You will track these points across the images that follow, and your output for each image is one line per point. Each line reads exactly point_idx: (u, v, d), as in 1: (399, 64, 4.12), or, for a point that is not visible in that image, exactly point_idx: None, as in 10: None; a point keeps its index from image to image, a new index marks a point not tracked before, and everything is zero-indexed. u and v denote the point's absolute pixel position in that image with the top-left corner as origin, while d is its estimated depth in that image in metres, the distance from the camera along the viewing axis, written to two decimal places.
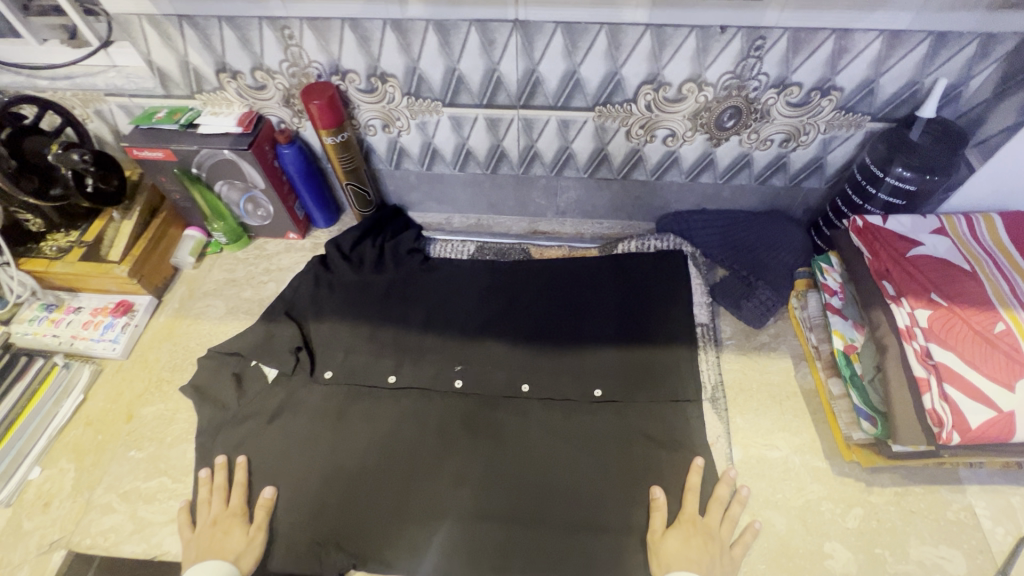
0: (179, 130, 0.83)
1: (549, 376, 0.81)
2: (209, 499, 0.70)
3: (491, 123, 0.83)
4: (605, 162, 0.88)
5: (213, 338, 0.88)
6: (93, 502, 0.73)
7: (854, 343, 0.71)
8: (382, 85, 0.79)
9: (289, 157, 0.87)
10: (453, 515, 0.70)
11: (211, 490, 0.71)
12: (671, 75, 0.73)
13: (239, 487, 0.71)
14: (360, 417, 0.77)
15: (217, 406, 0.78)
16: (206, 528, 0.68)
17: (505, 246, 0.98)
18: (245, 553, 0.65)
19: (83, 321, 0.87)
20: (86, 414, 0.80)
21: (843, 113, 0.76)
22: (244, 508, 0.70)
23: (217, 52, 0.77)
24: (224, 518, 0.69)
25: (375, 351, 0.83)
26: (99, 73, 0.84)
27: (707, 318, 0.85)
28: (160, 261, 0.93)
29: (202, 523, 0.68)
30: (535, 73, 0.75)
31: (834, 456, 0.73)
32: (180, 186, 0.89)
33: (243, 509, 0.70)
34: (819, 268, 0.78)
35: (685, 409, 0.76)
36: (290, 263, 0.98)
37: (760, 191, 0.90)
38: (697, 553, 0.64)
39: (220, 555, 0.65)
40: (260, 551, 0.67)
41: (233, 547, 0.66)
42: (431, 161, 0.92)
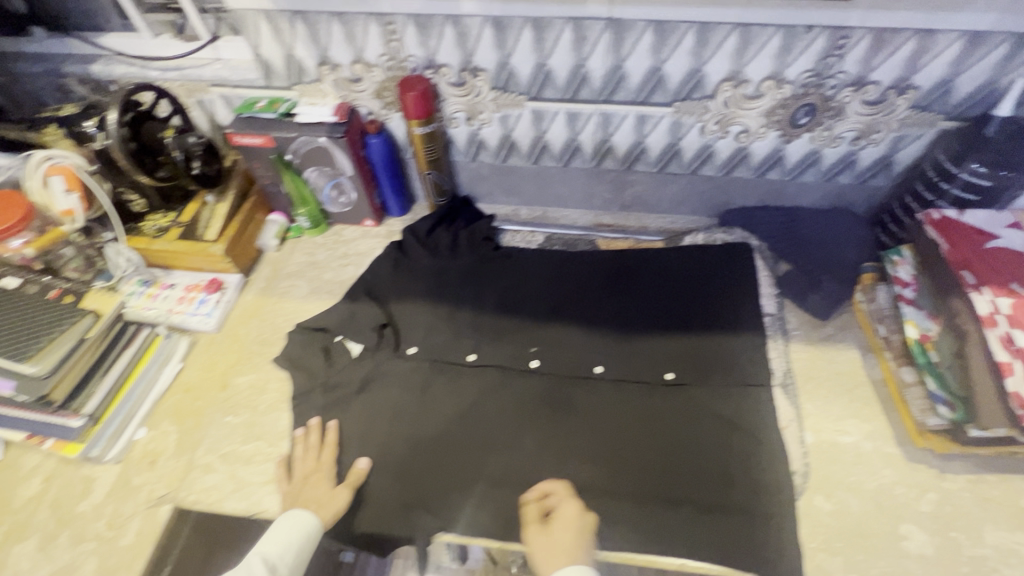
0: (277, 118, 0.88)
1: (622, 359, 0.84)
2: (305, 455, 0.75)
3: (570, 117, 0.87)
4: (676, 157, 0.92)
5: (298, 316, 0.93)
6: (194, 462, 0.77)
7: (929, 332, 0.73)
8: (472, 79, 0.84)
9: (375, 146, 0.92)
10: (533, 485, 0.73)
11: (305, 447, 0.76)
12: (752, 72, 0.77)
13: (330, 447, 0.75)
14: (443, 390, 0.81)
15: (307, 378, 0.83)
16: (299, 480, 0.72)
17: (572, 237, 1.01)
18: (326, 507, 0.69)
19: (177, 296, 0.93)
20: (184, 382, 0.85)
21: (917, 111, 0.79)
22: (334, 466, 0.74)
23: (322, 46, 0.82)
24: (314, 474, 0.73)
25: (454, 331, 0.87)
26: (206, 66, 0.90)
27: (775, 309, 0.88)
28: (249, 243, 0.99)
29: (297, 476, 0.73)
30: (620, 69, 0.79)
31: (905, 443, 0.75)
32: (272, 172, 0.94)
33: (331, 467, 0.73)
34: (891, 261, 0.80)
35: (758, 394, 0.78)
36: (366, 248, 1.03)
37: (826, 188, 0.93)
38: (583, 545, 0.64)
39: (304, 506, 0.69)
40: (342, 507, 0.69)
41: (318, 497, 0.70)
42: (507, 153, 0.96)
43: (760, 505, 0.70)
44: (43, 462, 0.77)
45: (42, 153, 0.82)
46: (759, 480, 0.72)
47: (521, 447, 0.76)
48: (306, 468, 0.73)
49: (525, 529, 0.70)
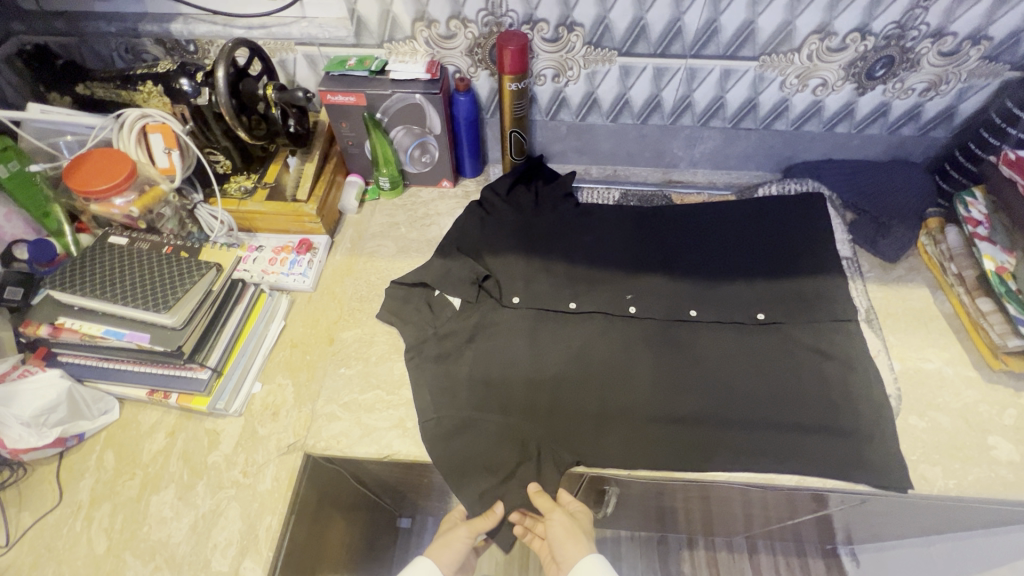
0: (370, 76, 0.89)
1: (713, 302, 0.89)
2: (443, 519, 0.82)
3: (658, 72, 0.90)
4: (752, 112, 0.96)
5: (391, 273, 0.95)
6: (317, 412, 0.79)
7: (1005, 264, 0.80)
8: (568, 34, 0.86)
9: (463, 104, 0.94)
10: (651, 418, 0.78)
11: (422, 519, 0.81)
12: (840, 25, 0.82)
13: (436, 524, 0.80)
14: (550, 336, 0.85)
15: (416, 330, 0.85)
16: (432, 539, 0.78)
17: (647, 194, 1.05)
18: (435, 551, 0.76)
19: (268, 258, 0.93)
20: (290, 338, 0.87)
21: (987, 62, 0.84)
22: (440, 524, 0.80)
23: (422, 1, 0.83)
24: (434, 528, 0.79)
25: (551, 281, 0.90)
26: (293, 24, 0.89)
27: (851, 252, 0.94)
28: (332, 204, 0.99)
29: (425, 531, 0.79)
30: (715, 23, 0.83)
31: (982, 366, 0.82)
32: (359, 131, 0.95)
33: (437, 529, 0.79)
34: (963, 202, 0.87)
35: (847, 328, 0.84)
36: (445, 209, 1.05)
37: (889, 140, 0.99)
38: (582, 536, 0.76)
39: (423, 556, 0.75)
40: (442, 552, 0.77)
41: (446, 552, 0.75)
42: (587, 111, 0.99)
43: (863, 424, 0.76)
44: (164, 418, 0.78)
45: (137, 111, 0.81)
46: (859, 406, 0.78)
47: (633, 386, 0.81)
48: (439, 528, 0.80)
49: (651, 457, 0.75)
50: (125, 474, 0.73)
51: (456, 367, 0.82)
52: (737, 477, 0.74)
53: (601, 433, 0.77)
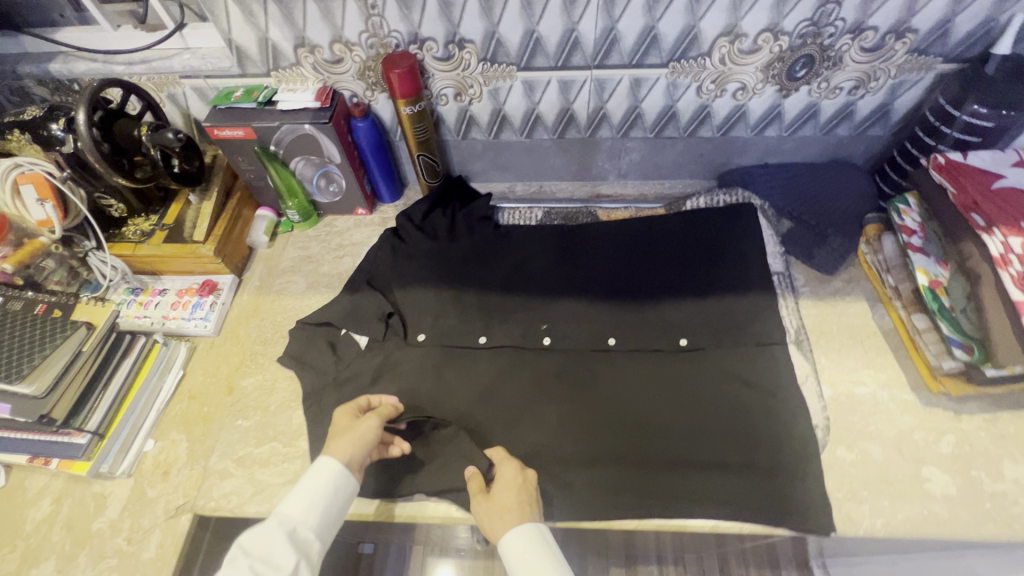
0: (258, 108, 0.84)
1: (634, 328, 0.84)
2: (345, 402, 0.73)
3: (563, 85, 0.85)
4: (672, 120, 0.90)
5: (298, 312, 0.90)
6: (209, 469, 0.75)
7: (939, 279, 0.73)
8: (459, 52, 0.80)
9: (363, 130, 0.89)
10: (560, 461, 0.73)
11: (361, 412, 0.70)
12: (749, 26, 0.75)
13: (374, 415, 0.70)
14: (456, 375, 0.81)
15: (317, 375, 0.81)
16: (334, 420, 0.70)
17: (572, 211, 0.99)
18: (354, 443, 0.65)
19: (170, 302, 0.89)
20: (188, 388, 0.83)
21: (916, 55, 0.77)
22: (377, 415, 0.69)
23: (299, 27, 0.78)
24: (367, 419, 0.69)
25: (462, 314, 0.86)
26: (174, 56, 0.84)
27: (783, 267, 0.87)
28: (238, 241, 0.95)
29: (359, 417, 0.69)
30: (613, 31, 0.76)
31: (920, 388, 0.76)
32: (256, 164, 0.90)
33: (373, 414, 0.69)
34: (897, 210, 0.80)
35: (774, 352, 0.78)
36: (361, 237, 1.00)
37: (825, 140, 0.92)
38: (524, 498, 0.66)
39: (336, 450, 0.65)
40: (366, 434, 0.66)
41: (349, 435, 0.66)
42: (499, 128, 0.93)
43: (787, 460, 0.70)
44: (50, 483, 0.75)
45: (10, 161, 0.78)
46: (781, 440, 0.72)
47: (542, 424, 0.76)
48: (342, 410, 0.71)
49: (560, 505, 0.70)
50: (6, 546, 0.70)
51: None
52: (648, 524, 0.69)
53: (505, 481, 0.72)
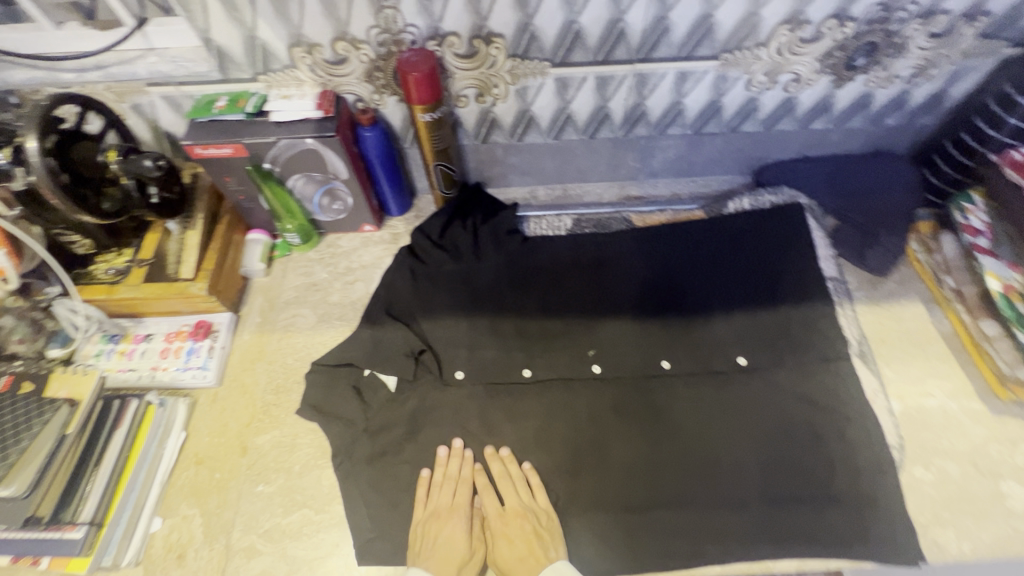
0: (246, 120, 0.71)
1: (687, 348, 0.78)
2: (443, 484, 0.67)
3: (601, 82, 0.75)
4: (715, 116, 0.82)
5: (311, 352, 0.80)
6: (232, 547, 0.66)
7: (1012, 283, 0.70)
8: (485, 48, 0.69)
9: (371, 140, 0.77)
10: (629, 506, 0.68)
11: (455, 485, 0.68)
12: (814, 12, 0.67)
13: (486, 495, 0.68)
14: (502, 416, 0.73)
15: (345, 427, 0.72)
16: (433, 518, 0.65)
17: (603, 217, 0.91)
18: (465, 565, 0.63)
19: (159, 350, 0.77)
20: (194, 452, 0.72)
21: (983, 41, 0.71)
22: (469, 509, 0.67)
23: (295, 23, 0.65)
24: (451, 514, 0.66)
25: (500, 345, 0.77)
26: (137, 60, 0.70)
27: (837, 272, 0.82)
28: (231, 272, 0.83)
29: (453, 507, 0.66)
30: (665, 21, 0.67)
31: (987, 396, 0.73)
32: (248, 185, 0.77)
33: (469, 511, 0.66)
34: (960, 208, 0.76)
35: (839, 368, 0.74)
36: (372, 258, 0.89)
37: (869, 132, 0.86)
38: (521, 544, 0.64)
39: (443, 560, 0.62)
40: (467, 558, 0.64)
41: (457, 556, 0.63)
42: (523, 130, 0.83)
43: (866, 488, 0.67)
44: None
45: None
46: (858, 466, 0.68)
47: (515, 479, 0.68)
48: (442, 501, 0.66)
49: (603, 558, 0.66)
50: None
51: (397, 468, 0.70)
52: (727, 568, 0.65)
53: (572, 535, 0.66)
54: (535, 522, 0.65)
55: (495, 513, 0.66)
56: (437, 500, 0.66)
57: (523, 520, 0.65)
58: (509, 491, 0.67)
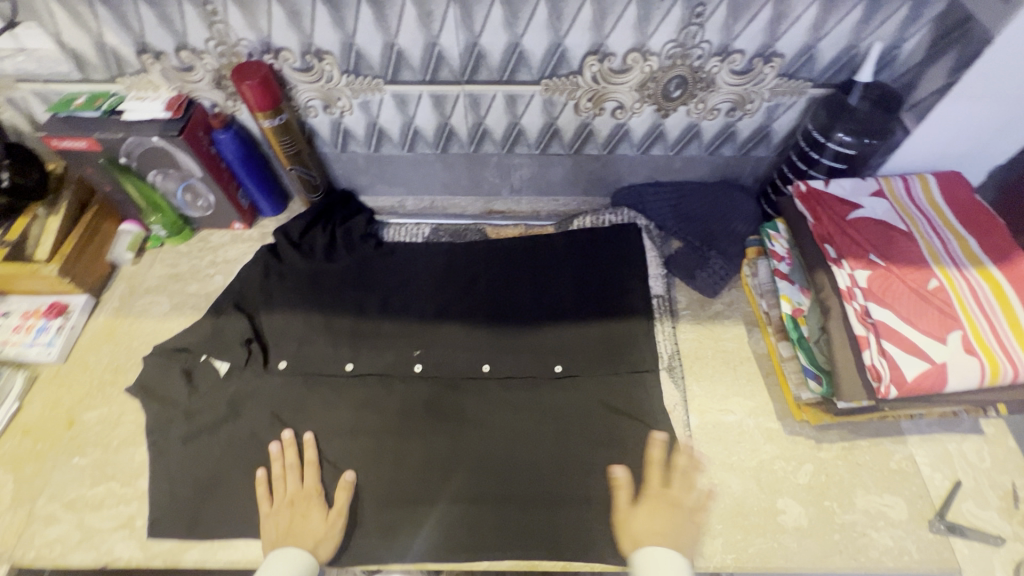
0: (101, 117, 0.77)
1: (512, 354, 0.81)
2: (285, 474, 0.69)
3: (437, 100, 0.81)
4: (556, 137, 0.87)
5: (157, 336, 0.84)
6: (34, 513, 0.69)
7: (801, 306, 0.73)
8: (319, 63, 0.75)
9: (226, 143, 0.83)
10: (419, 498, 0.70)
11: (284, 467, 0.70)
12: (615, 45, 0.72)
13: (654, 465, 0.70)
14: (316, 406, 0.76)
15: (165, 407, 0.75)
16: (285, 507, 0.67)
17: (460, 227, 0.96)
18: (324, 540, 0.65)
19: (12, 326, 0.82)
20: (23, 422, 0.77)
21: (785, 79, 0.76)
22: (320, 489, 0.69)
23: (136, 31, 0.71)
24: (301, 499, 0.68)
25: (331, 339, 0.81)
26: (7, 58, 0.75)
27: (663, 290, 0.86)
28: (95, 257, 0.88)
29: (282, 500, 0.68)
30: (477, 47, 0.72)
31: (785, 416, 0.76)
32: (109, 177, 0.83)
33: (319, 491, 0.69)
34: (767, 235, 0.80)
35: (645, 380, 0.77)
36: (237, 254, 0.94)
37: (711, 160, 0.91)
38: (662, 523, 0.65)
39: (299, 542, 0.64)
40: (339, 537, 0.66)
41: (313, 532, 0.65)
42: (378, 142, 0.89)
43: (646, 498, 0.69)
44: None
45: None
46: (670, 478, 0.70)
47: (683, 476, 0.69)
48: (289, 490, 0.68)
49: (391, 548, 0.67)
50: None
51: (206, 448, 0.73)
52: (500, 563, 0.67)
53: (368, 523, 0.68)
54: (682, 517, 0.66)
55: (654, 486, 0.68)
56: (286, 493, 0.68)
57: (674, 508, 0.66)
58: (675, 480, 0.69)
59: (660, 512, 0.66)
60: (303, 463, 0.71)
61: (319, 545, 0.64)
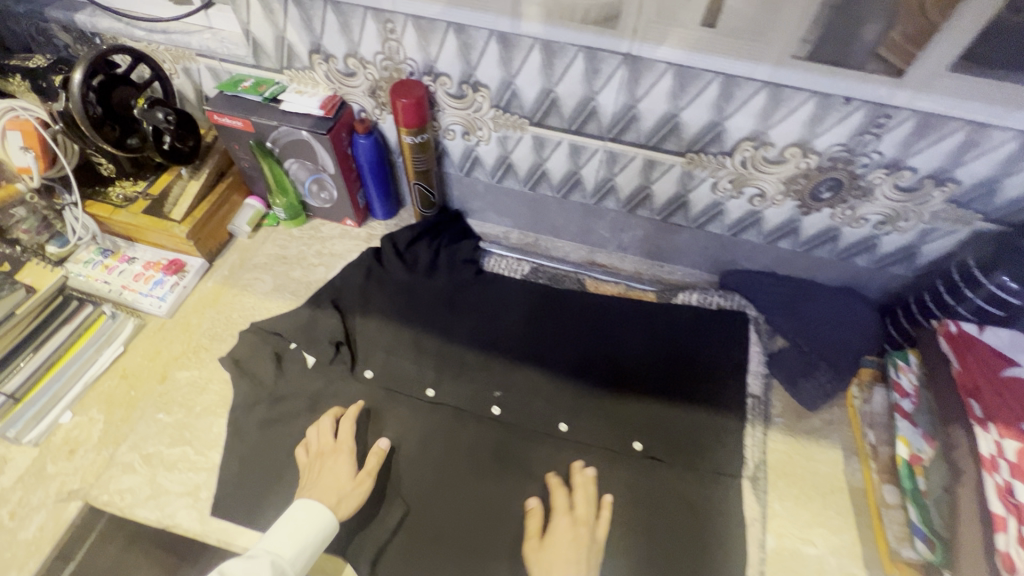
0: (261, 102, 0.81)
1: (590, 419, 0.79)
2: (323, 427, 0.72)
3: (574, 149, 0.80)
4: (682, 208, 0.84)
5: (256, 313, 0.88)
6: (115, 458, 0.73)
7: (920, 455, 0.69)
8: (472, 93, 0.76)
9: (363, 147, 0.85)
10: (464, 549, 0.68)
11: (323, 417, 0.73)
12: (776, 136, 0.69)
13: (581, 490, 0.69)
14: (390, 423, 0.76)
15: (251, 386, 0.78)
16: (317, 457, 0.70)
17: (560, 272, 0.94)
18: (345, 499, 0.65)
19: (134, 273, 0.88)
20: (123, 367, 0.81)
21: (954, 206, 0.70)
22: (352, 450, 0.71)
23: (316, 34, 0.75)
24: (331, 452, 0.70)
25: (416, 358, 0.82)
26: (195, 33, 0.82)
27: (761, 391, 0.81)
28: (218, 226, 0.93)
29: (315, 451, 0.70)
30: (633, 109, 0.71)
31: (874, 566, 0.69)
32: (251, 156, 0.88)
33: (350, 449, 0.70)
34: (895, 364, 0.76)
35: (727, 484, 0.72)
36: (342, 250, 0.96)
37: (837, 265, 0.85)
38: (576, 556, 0.63)
39: (322, 490, 0.65)
40: (362, 497, 0.67)
41: (337, 484, 0.66)
42: (503, 174, 0.89)
43: None
44: None
45: (7, 103, 0.76)
46: None
47: (587, 498, 0.69)
48: (324, 441, 0.71)
49: None
50: None
51: (278, 437, 0.74)
52: None
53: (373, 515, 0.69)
54: (591, 538, 0.65)
55: (566, 512, 0.67)
56: (321, 443, 0.71)
57: (586, 537, 0.65)
58: (579, 500, 0.69)
59: (572, 545, 0.64)
60: (340, 418, 0.74)
61: (340, 504, 0.65)
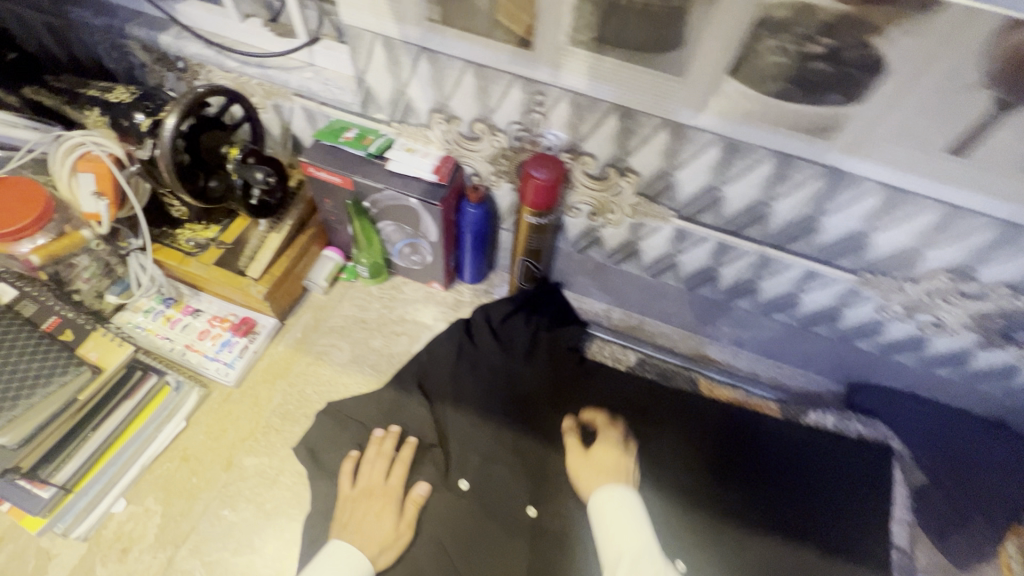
0: (365, 157, 0.71)
1: (713, 561, 0.68)
2: (375, 459, 0.68)
3: (721, 248, 0.69)
4: (829, 320, 0.74)
5: (332, 391, 0.78)
6: (174, 564, 0.64)
7: None
8: (617, 177, 0.65)
9: (471, 217, 0.75)
10: None
11: (377, 452, 0.69)
12: (985, 273, 0.58)
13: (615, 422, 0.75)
14: (486, 550, 0.66)
15: (329, 486, 0.68)
16: (365, 492, 0.66)
17: (670, 368, 0.84)
18: (387, 547, 0.63)
19: (199, 330, 0.78)
20: (184, 447, 0.71)
21: None
22: (399, 492, 0.67)
23: (444, 93, 0.65)
24: (380, 493, 0.66)
25: (515, 467, 0.72)
26: (295, 70, 0.72)
27: (907, 543, 0.71)
28: (294, 282, 0.82)
29: (362, 488, 0.66)
30: (814, 222, 0.61)
31: None
32: (343, 212, 0.78)
33: (399, 493, 0.67)
34: None
35: None
36: (427, 317, 0.86)
37: (1003, 403, 0.74)
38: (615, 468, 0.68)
39: (363, 542, 0.62)
40: (404, 546, 0.64)
41: (381, 534, 0.63)
42: (622, 258, 0.78)
43: None
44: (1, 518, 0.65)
45: (79, 137, 0.67)
46: None
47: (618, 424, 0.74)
48: (372, 478, 0.67)
49: None
50: None
51: None
52: None
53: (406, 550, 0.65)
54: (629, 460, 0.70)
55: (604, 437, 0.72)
56: (370, 480, 0.67)
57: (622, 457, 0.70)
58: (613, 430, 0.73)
59: (611, 458, 0.70)
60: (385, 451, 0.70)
61: (382, 554, 0.62)
